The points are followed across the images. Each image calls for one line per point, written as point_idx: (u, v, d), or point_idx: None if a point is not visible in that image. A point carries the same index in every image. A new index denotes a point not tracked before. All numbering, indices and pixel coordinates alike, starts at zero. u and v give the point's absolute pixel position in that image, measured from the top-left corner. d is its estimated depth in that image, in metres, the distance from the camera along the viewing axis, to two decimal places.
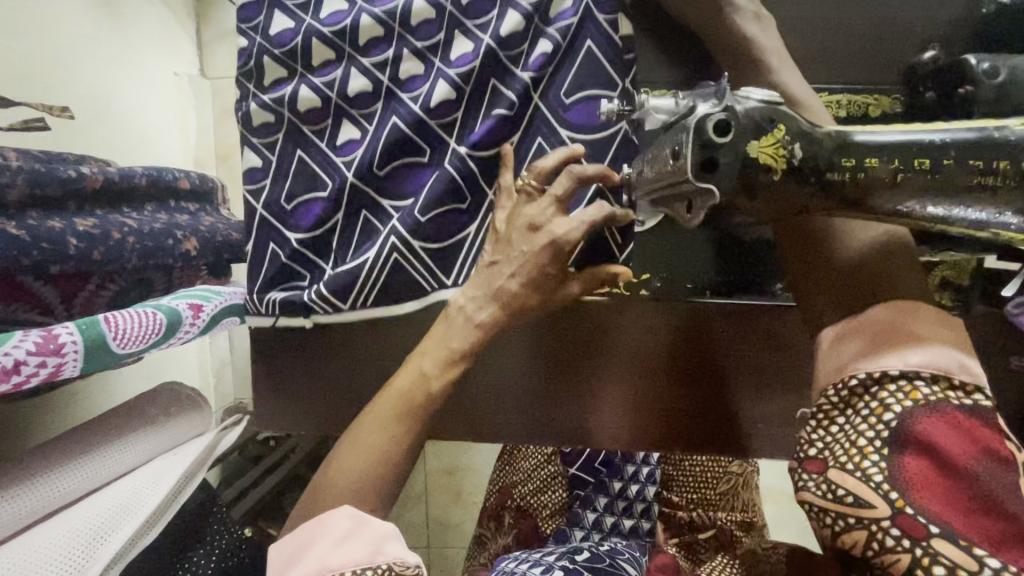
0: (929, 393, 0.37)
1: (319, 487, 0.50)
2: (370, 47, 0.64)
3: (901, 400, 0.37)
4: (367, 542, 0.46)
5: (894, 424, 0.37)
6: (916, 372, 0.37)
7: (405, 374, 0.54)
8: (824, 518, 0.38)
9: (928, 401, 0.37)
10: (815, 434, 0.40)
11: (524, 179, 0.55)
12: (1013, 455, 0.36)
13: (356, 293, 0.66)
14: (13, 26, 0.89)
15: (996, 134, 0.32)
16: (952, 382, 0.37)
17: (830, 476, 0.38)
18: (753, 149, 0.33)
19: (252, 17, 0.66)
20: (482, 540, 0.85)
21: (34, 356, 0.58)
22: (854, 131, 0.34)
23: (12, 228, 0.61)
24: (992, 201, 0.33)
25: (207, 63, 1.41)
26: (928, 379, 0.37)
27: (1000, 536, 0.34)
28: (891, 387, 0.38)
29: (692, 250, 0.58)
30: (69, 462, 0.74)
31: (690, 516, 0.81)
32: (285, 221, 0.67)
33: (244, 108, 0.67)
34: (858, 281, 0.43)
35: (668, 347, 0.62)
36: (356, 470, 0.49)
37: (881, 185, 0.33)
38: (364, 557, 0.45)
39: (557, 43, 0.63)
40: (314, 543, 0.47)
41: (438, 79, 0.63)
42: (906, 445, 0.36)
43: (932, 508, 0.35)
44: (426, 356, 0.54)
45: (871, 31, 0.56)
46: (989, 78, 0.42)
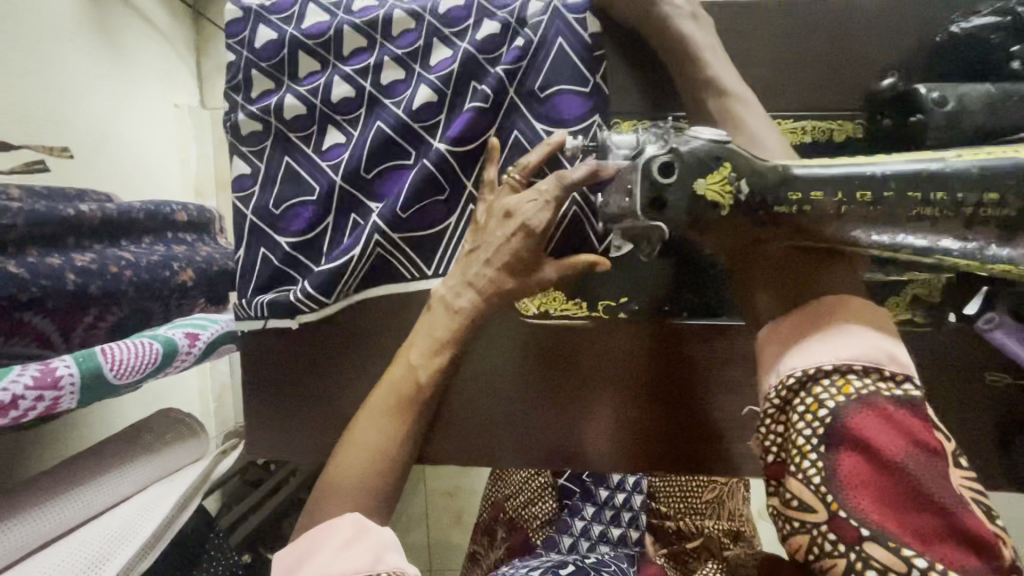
0: (860, 385, 0.39)
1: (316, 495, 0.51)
2: (352, 56, 0.66)
3: (835, 395, 0.39)
4: (370, 548, 0.46)
5: (829, 419, 0.38)
6: (848, 365, 0.39)
7: (396, 366, 0.56)
8: (778, 521, 0.40)
9: (860, 395, 0.39)
10: (768, 439, 0.42)
11: (510, 173, 0.57)
12: (940, 445, 0.38)
13: (340, 287, 0.65)
14: (18, 69, 0.93)
15: (933, 168, 0.33)
16: (882, 374, 0.39)
17: (783, 481, 0.40)
18: (699, 187, 0.35)
19: (238, 31, 0.67)
20: (477, 556, 0.88)
21: (31, 390, 0.60)
22: (794, 164, 0.36)
23: (13, 267, 0.63)
24: (931, 229, 0.34)
25: (206, 96, 1.46)
26: (860, 372, 0.39)
27: (928, 531, 0.36)
28: (826, 383, 0.40)
29: (661, 273, 0.59)
30: (68, 490, 0.75)
31: (678, 525, 0.84)
32: (274, 225, 0.67)
33: (232, 119, 0.68)
34: (788, 272, 0.47)
35: (647, 359, 0.63)
36: (350, 473, 0.50)
37: (827, 216, 0.35)
38: (365, 565, 0.45)
39: (528, 38, 0.63)
40: (315, 551, 0.47)
41: (419, 84, 0.64)
42: (842, 441, 0.38)
43: (863, 506, 0.36)
44: (414, 348, 0.55)
45: (832, 59, 0.59)
46: (938, 107, 0.44)
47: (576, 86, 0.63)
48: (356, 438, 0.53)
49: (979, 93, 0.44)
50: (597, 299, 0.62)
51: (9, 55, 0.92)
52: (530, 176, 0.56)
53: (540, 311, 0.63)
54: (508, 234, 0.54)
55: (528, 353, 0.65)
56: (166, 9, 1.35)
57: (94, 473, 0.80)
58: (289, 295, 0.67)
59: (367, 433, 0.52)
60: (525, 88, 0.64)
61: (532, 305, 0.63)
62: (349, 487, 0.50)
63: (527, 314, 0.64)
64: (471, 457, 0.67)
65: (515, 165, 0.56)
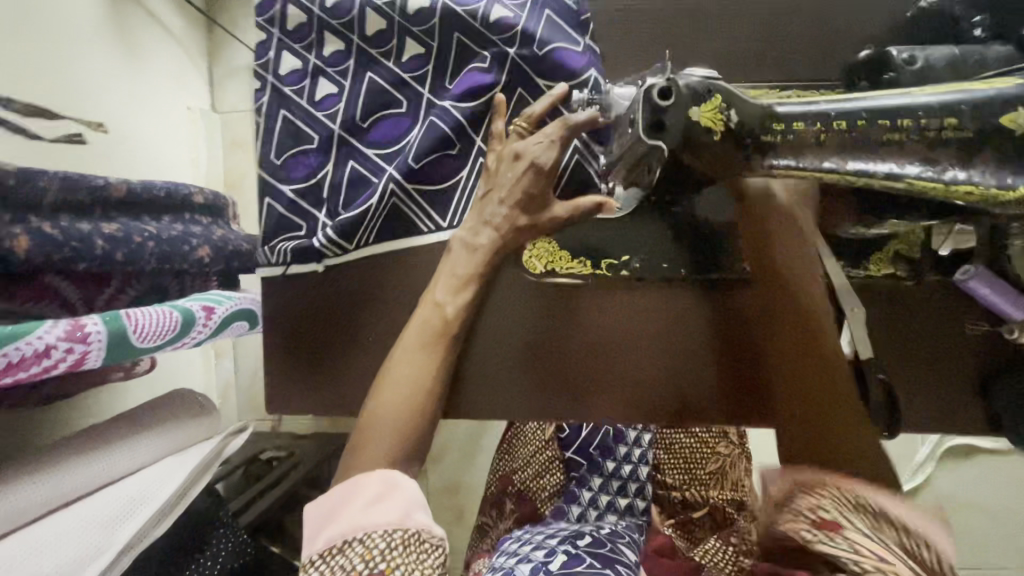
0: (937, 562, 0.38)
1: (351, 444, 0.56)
2: (336, 8, 0.66)
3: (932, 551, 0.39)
4: (400, 503, 0.51)
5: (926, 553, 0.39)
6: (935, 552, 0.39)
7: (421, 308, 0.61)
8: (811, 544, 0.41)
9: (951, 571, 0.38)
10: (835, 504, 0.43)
11: (516, 122, 0.61)
12: None
13: (363, 231, 0.66)
14: (45, 57, 0.98)
15: (896, 103, 0.38)
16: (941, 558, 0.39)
17: (834, 532, 0.41)
18: (695, 114, 0.39)
19: None
20: (485, 528, 0.90)
21: (63, 341, 0.63)
22: (778, 103, 0.41)
23: (48, 227, 0.67)
24: (897, 153, 0.39)
25: (218, 98, 1.52)
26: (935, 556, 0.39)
27: None
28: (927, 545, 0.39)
29: (673, 237, 0.62)
30: (82, 457, 0.75)
31: (684, 494, 0.89)
32: (276, 175, 0.67)
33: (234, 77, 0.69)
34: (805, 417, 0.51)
35: (661, 316, 0.66)
36: (381, 409, 0.56)
37: (808, 144, 0.40)
38: (395, 519, 0.50)
39: (513, 8, 0.64)
40: (346, 502, 0.52)
41: (404, 37, 0.66)
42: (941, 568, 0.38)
43: None
44: (437, 289, 0.61)
45: (814, 35, 0.64)
46: (907, 66, 0.49)
47: (571, 44, 0.63)
48: (385, 383, 0.58)
49: (944, 55, 0.49)
50: (600, 258, 0.64)
51: (36, 49, 0.96)
52: (534, 125, 0.61)
53: (549, 269, 0.65)
54: (517, 173, 0.59)
55: (546, 309, 0.67)
56: (180, 12, 1.40)
57: (110, 440, 0.80)
58: (310, 243, 0.65)
59: (398, 372, 0.58)
60: (524, 46, 0.63)
61: (539, 263, 0.65)
62: (383, 424, 0.56)
63: (534, 272, 0.65)
64: (482, 418, 0.67)
65: (523, 114, 0.61)
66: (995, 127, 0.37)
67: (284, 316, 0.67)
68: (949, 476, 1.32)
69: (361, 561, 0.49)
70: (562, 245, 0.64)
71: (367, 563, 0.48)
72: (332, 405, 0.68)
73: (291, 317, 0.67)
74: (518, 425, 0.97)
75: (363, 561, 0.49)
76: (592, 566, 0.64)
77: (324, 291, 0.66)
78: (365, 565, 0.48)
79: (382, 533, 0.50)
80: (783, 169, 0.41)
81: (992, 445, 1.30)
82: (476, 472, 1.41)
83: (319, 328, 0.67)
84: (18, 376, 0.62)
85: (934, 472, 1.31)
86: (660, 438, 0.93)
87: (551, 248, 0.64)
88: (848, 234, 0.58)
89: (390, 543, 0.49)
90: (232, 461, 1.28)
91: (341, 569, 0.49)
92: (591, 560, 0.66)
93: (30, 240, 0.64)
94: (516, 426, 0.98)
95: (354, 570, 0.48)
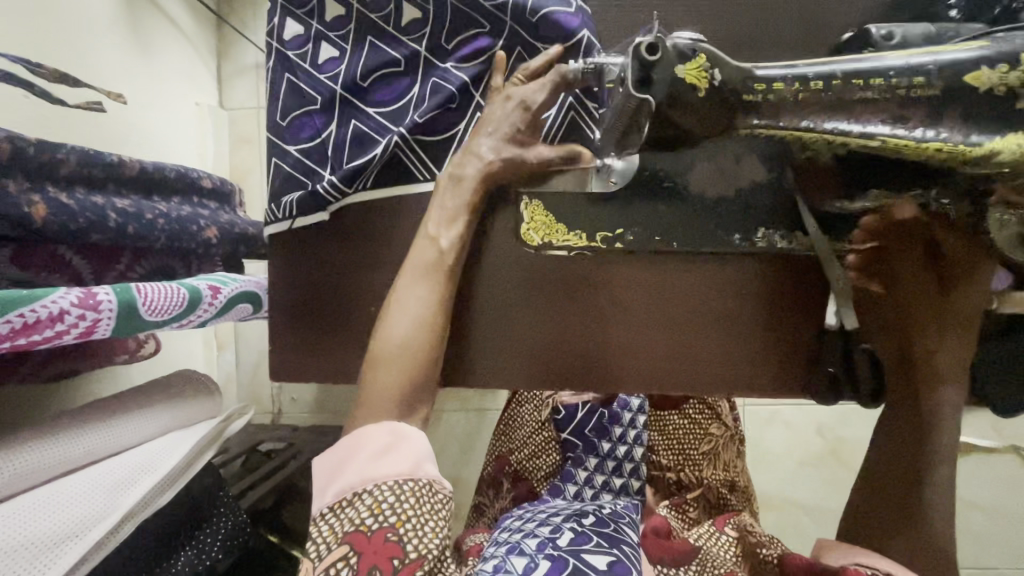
0: None
1: (359, 401, 0.60)
2: None
3: None
4: (407, 457, 0.56)
5: None
6: None
7: (421, 244, 0.63)
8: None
9: None
10: None
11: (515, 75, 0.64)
12: None
13: (362, 181, 0.67)
14: (64, 46, 1.02)
15: (874, 64, 0.42)
16: None
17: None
18: (681, 72, 0.42)
19: None
20: (482, 507, 0.92)
21: (76, 307, 0.65)
22: (759, 65, 0.44)
23: (64, 198, 0.70)
24: (872, 110, 0.42)
25: (225, 95, 1.55)
26: None
27: None
28: None
29: (674, 213, 0.64)
30: (83, 428, 0.76)
31: (678, 476, 0.90)
32: (281, 135, 0.70)
33: None
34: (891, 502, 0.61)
35: (666, 284, 0.67)
36: (380, 365, 0.59)
37: (787, 102, 0.44)
38: (406, 470, 0.55)
39: None
40: (354, 457, 0.56)
41: (402, 1, 0.67)
42: None
43: None
44: (431, 224, 0.63)
45: (800, 10, 0.64)
46: (885, 41, 0.52)
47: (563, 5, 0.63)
48: (386, 338, 0.60)
49: (921, 31, 0.51)
50: (595, 230, 0.65)
51: (55, 40, 1.00)
52: (532, 78, 0.64)
53: (545, 242, 0.66)
54: (509, 108, 0.61)
55: (549, 278, 0.67)
56: (192, 13, 1.44)
57: (116, 412, 0.81)
58: (312, 188, 0.67)
59: (398, 326, 0.60)
60: (518, 10, 0.64)
61: (536, 235, 0.66)
62: (384, 379, 0.59)
63: (532, 245, 0.66)
64: (484, 387, 0.69)
65: (522, 68, 0.63)
66: (960, 84, 0.40)
67: (289, 285, 0.70)
68: None
69: (370, 514, 0.53)
70: (557, 216, 0.65)
71: (376, 516, 0.53)
72: (333, 371, 0.70)
73: (294, 286, 0.70)
74: (516, 407, 0.99)
75: (372, 513, 0.53)
76: (599, 544, 0.65)
77: (331, 257, 0.69)
78: (374, 519, 0.53)
79: (391, 486, 0.54)
80: (765, 127, 0.45)
81: (986, 442, 1.32)
82: (474, 466, 1.42)
83: (322, 299, 0.70)
84: (29, 339, 0.63)
85: None
86: (653, 420, 0.93)
87: (547, 218, 0.65)
88: (835, 210, 0.61)
89: (398, 496, 0.54)
90: (233, 449, 1.30)
91: (351, 520, 0.54)
92: (597, 538, 0.67)
93: (48, 209, 0.67)
94: (514, 405, 1.00)
95: (364, 523, 0.53)
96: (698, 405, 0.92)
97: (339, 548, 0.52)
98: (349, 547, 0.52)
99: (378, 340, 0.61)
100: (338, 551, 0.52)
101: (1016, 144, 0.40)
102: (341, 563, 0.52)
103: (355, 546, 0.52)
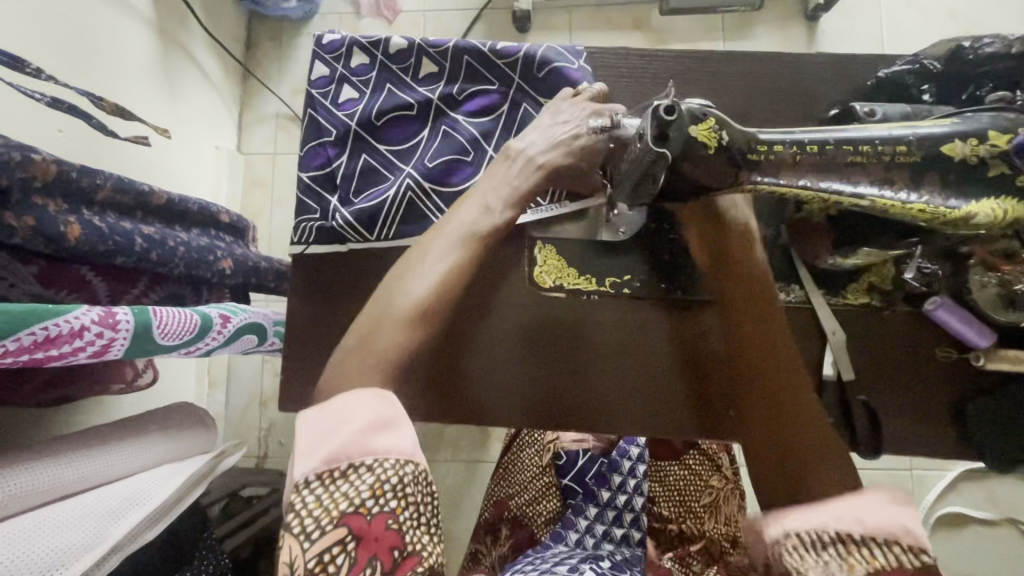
0: (834, 546, 0.47)
1: (356, 347, 0.56)
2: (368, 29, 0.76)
3: (872, 562, 0.46)
4: (410, 436, 0.50)
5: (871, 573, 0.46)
6: (829, 527, 0.48)
7: (468, 209, 0.62)
8: (819, 536, 0.48)
9: (814, 554, 0.47)
10: (837, 557, 0.47)
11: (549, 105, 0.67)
12: None
13: (380, 225, 0.72)
14: (104, 84, 1.09)
15: (865, 136, 0.47)
16: (836, 544, 0.47)
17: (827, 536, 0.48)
18: (693, 131, 0.47)
19: None
20: (476, 556, 0.87)
21: (95, 325, 0.66)
22: (760, 131, 0.50)
23: (96, 221, 0.72)
24: (862, 173, 0.48)
25: (245, 141, 1.64)
26: (835, 537, 0.48)
27: None
28: (809, 543, 0.48)
29: (675, 266, 0.69)
30: (77, 454, 0.74)
31: (680, 527, 0.86)
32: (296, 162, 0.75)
33: None
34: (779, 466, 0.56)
35: (669, 332, 0.70)
36: (385, 325, 0.56)
37: (786, 163, 0.49)
38: (407, 449, 0.50)
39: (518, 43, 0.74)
40: (345, 424, 0.49)
41: (421, 56, 0.74)
42: None
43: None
44: (481, 197, 0.62)
45: (789, 92, 0.72)
46: (868, 117, 0.58)
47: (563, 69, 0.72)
48: (406, 288, 0.58)
49: (899, 111, 0.57)
50: (605, 277, 0.70)
51: (98, 77, 1.07)
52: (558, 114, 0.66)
53: (556, 284, 0.70)
54: None
55: (551, 324, 0.70)
56: (220, 63, 1.53)
57: (114, 439, 0.80)
58: (325, 223, 0.72)
59: (417, 287, 0.58)
60: (525, 71, 0.73)
61: (548, 278, 0.70)
62: (383, 346, 0.55)
63: (544, 287, 0.70)
64: (489, 425, 0.70)
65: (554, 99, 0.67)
66: (938, 154, 0.46)
67: (304, 314, 0.72)
68: (941, 543, 1.33)
69: (369, 494, 0.47)
70: (569, 262, 0.70)
71: (377, 498, 0.47)
72: None
73: (306, 317, 0.72)
74: (516, 449, 0.98)
75: (373, 495, 0.47)
76: None
77: (348, 291, 0.72)
78: (375, 501, 0.47)
79: (393, 465, 0.48)
80: (767, 183, 0.50)
81: (981, 514, 1.32)
82: (462, 520, 1.38)
83: (336, 331, 0.72)
84: (46, 354, 0.64)
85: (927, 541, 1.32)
86: (652, 469, 0.93)
87: (559, 261, 0.70)
88: (827, 266, 0.66)
89: (400, 478, 0.48)
90: (215, 492, 1.25)
91: (348, 498, 0.46)
92: None
93: (81, 230, 0.69)
94: (514, 449, 0.98)
95: (363, 503, 0.46)
96: (697, 456, 0.91)
97: (334, 530, 0.45)
98: (348, 531, 0.46)
99: (397, 289, 0.59)
100: (334, 533, 0.45)
101: (990, 207, 0.46)
102: (337, 548, 0.45)
103: (354, 530, 0.46)
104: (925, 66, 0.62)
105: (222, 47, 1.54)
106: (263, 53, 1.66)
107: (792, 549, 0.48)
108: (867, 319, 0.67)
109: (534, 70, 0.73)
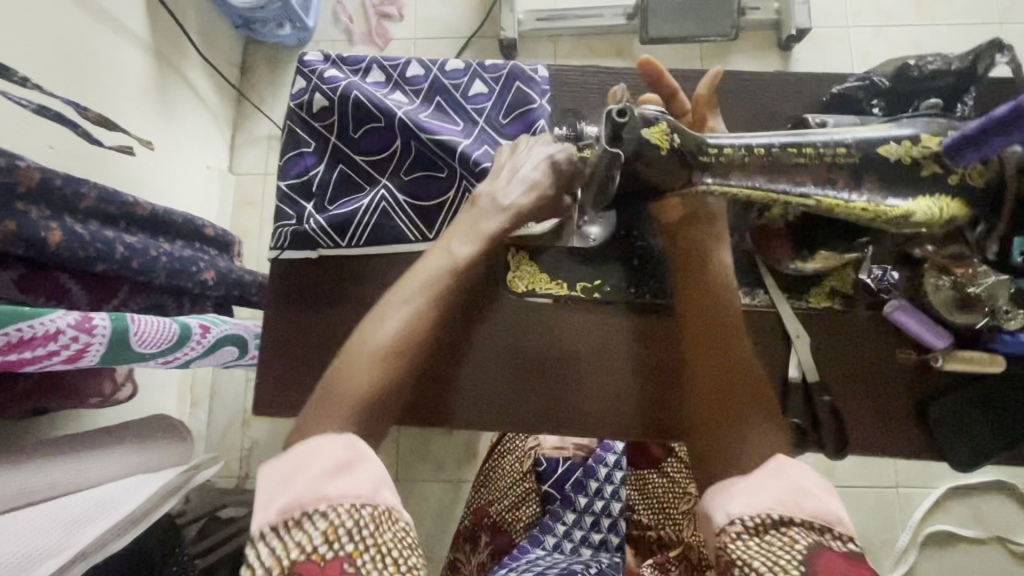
0: (772, 528, 0.49)
1: (327, 390, 0.54)
2: (351, 57, 0.79)
3: (807, 538, 0.48)
4: (370, 477, 0.48)
5: (805, 549, 0.48)
6: (763, 512, 0.50)
7: (435, 257, 0.62)
8: (755, 519, 0.50)
9: (755, 536, 0.49)
10: (775, 537, 0.49)
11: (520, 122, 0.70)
12: None
13: (352, 232, 0.74)
14: (97, 102, 1.12)
15: (806, 139, 0.51)
16: (769, 523, 0.50)
17: (766, 523, 0.49)
18: (646, 134, 0.50)
19: None
20: (455, 564, 0.86)
21: (71, 328, 0.66)
22: (710, 136, 0.52)
23: (78, 229, 0.74)
24: (807, 173, 0.50)
25: (236, 161, 1.67)
26: (775, 520, 0.50)
27: None
28: (748, 532, 0.49)
29: (640, 270, 0.71)
30: (47, 461, 0.74)
31: (659, 534, 0.87)
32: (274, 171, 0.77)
33: None
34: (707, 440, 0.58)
35: (636, 335, 0.71)
36: (355, 364, 0.55)
37: (736, 164, 0.51)
38: (366, 492, 0.47)
39: (489, 88, 0.78)
40: (302, 471, 0.47)
41: (395, 92, 0.78)
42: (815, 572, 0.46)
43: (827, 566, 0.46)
44: (453, 241, 0.62)
45: (751, 108, 0.76)
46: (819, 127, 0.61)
47: (528, 107, 0.77)
48: (375, 331, 0.57)
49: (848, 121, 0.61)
50: (575, 283, 0.72)
51: (91, 95, 1.10)
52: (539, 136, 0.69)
53: (528, 289, 0.72)
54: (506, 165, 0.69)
55: (522, 327, 0.72)
56: (214, 86, 1.58)
57: (88, 447, 0.80)
58: (300, 228, 0.73)
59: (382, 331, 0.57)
60: (491, 116, 0.78)
61: (520, 282, 0.72)
62: (353, 381, 0.54)
63: (515, 291, 0.72)
64: (460, 427, 0.70)
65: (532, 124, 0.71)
66: (874, 155, 0.49)
67: (283, 316, 0.73)
68: (930, 563, 1.31)
69: (323, 540, 0.44)
70: (541, 267, 0.72)
71: (330, 544, 0.44)
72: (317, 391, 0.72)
73: (284, 318, 0.73)
74: (496, 458, 0.98)
75: (326, 540, 0.44)
76: None
77: (321, 291, 0.74)
78: (327, 546, 0.44)
79: (350, 510, 0.46)
80: (718, 185, 0.52)
81: (969, 532, 1.31)
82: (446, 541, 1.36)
83: (314, 335, 0.73)
84: (19, 356, 0.64)
85: (916, 560, 1.31)
86: (633, 477, 0.94)
87: (531, 268, 0.72)
88: (790, 270, 0.68)
89: (357, 522, 0.45)
90: (192, 512, 1.22)
91: (299, 547, 0.44)
92: None
93: (63, 236, 0.71)
94: (494, 456, 0.98)
95: (314, 551, 0.44)
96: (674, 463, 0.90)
97: None
98: None
99: (364, 331, 0.58)
100: None
101: (926, 205, 0.49)
102: None
103: None
104: (874, 82, 0.65)
105: (217, 72, 1.58)
106: (257, 77, 1.70)
107: (735, 540, 0.49)
108: (827, 322, 0.69)
109: (500, 115, 0.78)
